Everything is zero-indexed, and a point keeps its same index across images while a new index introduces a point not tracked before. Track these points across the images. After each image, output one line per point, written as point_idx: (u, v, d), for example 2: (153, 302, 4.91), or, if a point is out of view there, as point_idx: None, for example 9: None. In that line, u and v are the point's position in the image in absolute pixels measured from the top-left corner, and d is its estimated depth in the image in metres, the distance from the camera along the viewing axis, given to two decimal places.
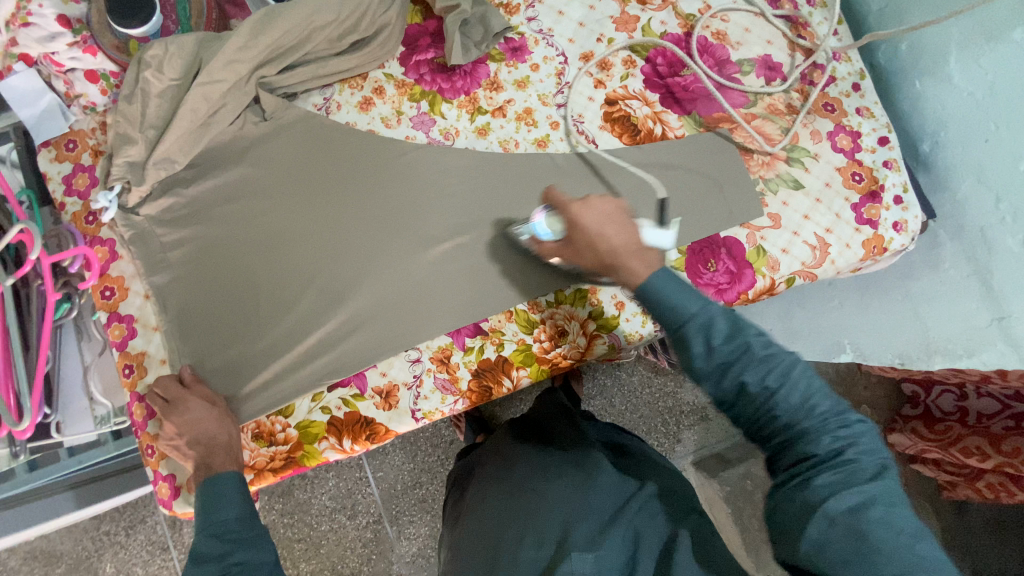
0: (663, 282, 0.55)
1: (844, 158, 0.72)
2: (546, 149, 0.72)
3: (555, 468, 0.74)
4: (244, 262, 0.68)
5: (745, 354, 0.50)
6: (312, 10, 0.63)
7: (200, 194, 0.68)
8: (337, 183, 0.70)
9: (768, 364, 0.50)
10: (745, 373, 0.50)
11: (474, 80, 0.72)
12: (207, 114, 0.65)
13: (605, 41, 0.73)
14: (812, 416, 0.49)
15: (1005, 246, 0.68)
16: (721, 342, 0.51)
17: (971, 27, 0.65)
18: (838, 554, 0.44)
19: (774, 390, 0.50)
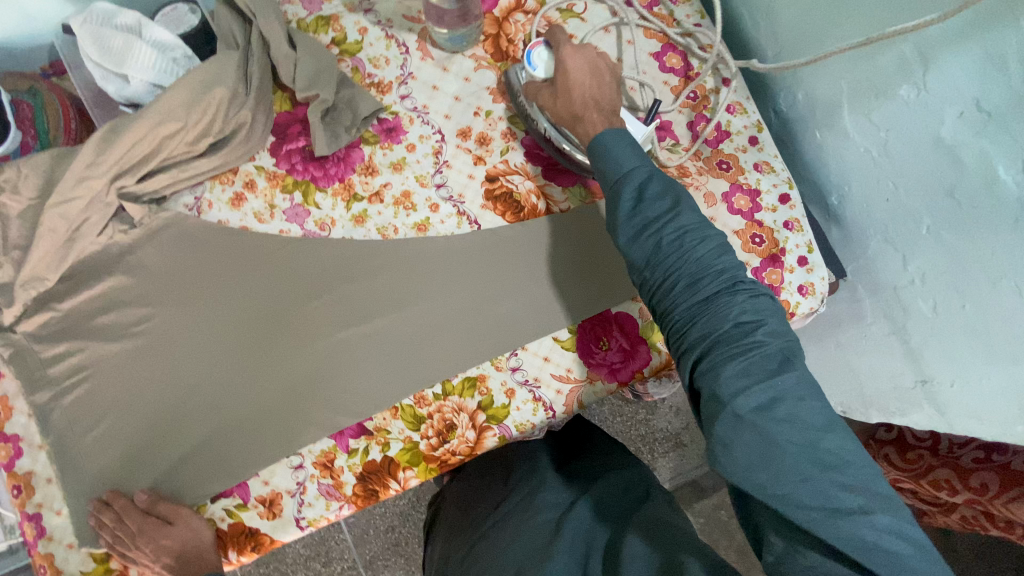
0: (609, 138, 0.57)
1: (741, 221, 0.68)
2: (427, 233, 0.69)
3: (499, 506, 0.77)
4: (123, 374, 0.67)
5: (663, 215, 0.53)
6: (156, 120, 0.61)
7: (75, 307, 0.67)
8: (216, 284, 0.68)
9: (686, 227, 0.52)
10: (662, 233, 0.52)
11: (348, 166, 0.69)
12: (69, 230, 0.64)
13: (482, 114, 0.70)
14: (721, 282, 0.50)
15: (917, 309, 0.63)
16: (647, 202, 0.53)
17: (858, 81, 0.59)
18: (744, 450, 0.45)
19: (687, 252, 0.51)
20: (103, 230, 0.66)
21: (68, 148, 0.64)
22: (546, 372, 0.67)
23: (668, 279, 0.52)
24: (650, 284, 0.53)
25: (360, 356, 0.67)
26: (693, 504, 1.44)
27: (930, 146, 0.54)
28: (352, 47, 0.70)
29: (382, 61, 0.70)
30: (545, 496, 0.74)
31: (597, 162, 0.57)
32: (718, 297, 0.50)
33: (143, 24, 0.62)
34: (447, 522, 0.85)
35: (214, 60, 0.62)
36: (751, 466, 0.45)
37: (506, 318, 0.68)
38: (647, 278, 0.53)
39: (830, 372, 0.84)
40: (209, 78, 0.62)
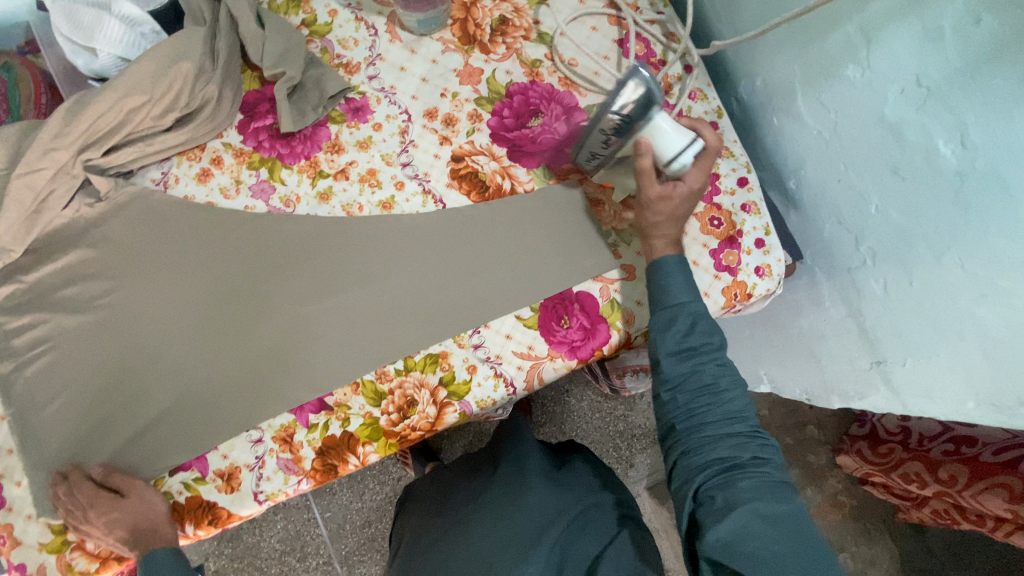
0: (672, 265, 0.62)
1: (700, 203, 0.69)
2: (392, 211, 0.70)
3: (479, 501, 0.82)
4: (85, 345, 0.67)
5: (708, 349, 0.61)
6: (121, 93, 0.62)
7: (40, 280, 0.67)
8: (180, 259, 0.68)
9: (721, 366, 0.61)
10: (706, 366, 0.60)
11: (315, 144, 0.70)
12: (35, 202, 0.65)
13: (449, 96, 0.71)
14: (745, 420, 0.60)
15: (871, 290, 0.64)
16: (698, 333, 0.61)
17: (808, 65, 0.60)
18: (751, 546, 0.53)
19: (722, 388, 0.60)
20: (69, 202, 0.66)
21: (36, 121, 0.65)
22: (507, 349, 0.68)
23: (702, 406, 0.60)
24: (678, 401, 0.61)
25: (321, 332, 0.68)
26: (668, 501, 1.46)
27: (876, 124, 0.55)
28: (322, 28, 0.71)
29: (350, 42, 0.71)
30: (531, 498, 0.79)
31: (651, 281, 0.63)
32: (739, 429, 0.59)
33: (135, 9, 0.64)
34: (422, 507, 0.90)
35: (182, 36, 0.63)
36: (752, 561, 0.53)
37: (469, 295, 0.69)
38: (679, 396, 0.61)
39: (794, 360, 0.85)
40: (177, 53, 0.63)
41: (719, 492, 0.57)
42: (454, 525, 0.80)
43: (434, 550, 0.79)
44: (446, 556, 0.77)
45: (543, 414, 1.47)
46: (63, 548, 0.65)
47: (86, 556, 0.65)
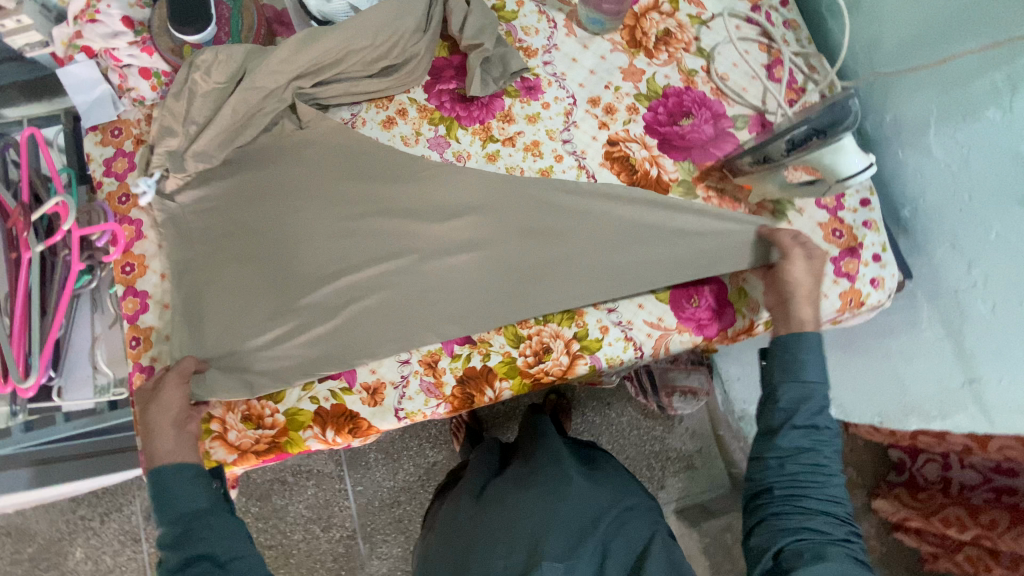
0: (812, 343, 0.64)
1: (826, 215, 0.77)
2: (550, 178, 0.77)
3: (521, 485, 0.81)
4: (251, 255, 0.72)
5: (826, 434, 0.62)
6: (350, 35, 0.71)
7: (223, 188, 0.73)
8: (346, 189, 0.74)
9: (831, 455, 0.62)
10: (824, 448, 0.61)
11: (490, 112, 0.78)
12: (241, 117, 0.71)
13: (612, 88, 0.80)
14: (837, 510, 0.61)
15: (976, 310, 0.71)
16: (824, 415, 0.62)
17: (948, 106, 0.70)
18: None
19: (827, 471, 0.61)
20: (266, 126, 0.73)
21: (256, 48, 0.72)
22: (638, 317, 0.73)
23: (804, 480, 0.60)
24: (783, 470, 0.61)
25: (482, 283, 0.72)
26: (701, 524, 1.37)
27: (1008, 159, 0.63)
28: (509, 15, 0.81)
29: (532, 31, 0.81)
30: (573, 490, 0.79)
31: (788, 349, 0.64)
32: (834, 517, 0.60)
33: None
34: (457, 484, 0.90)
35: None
36: None
37: (630, 272, 0.72)
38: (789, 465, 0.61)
39: (869, 382, 0.91)
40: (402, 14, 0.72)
41: (806, 562, 0.56)
42: (494, 503, 0.80)
43: (471, 523, 0.79)
44: (483, 532, 0.77)
45: (582, 423, 1.45)
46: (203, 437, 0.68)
47: (225, 447, 0.68)
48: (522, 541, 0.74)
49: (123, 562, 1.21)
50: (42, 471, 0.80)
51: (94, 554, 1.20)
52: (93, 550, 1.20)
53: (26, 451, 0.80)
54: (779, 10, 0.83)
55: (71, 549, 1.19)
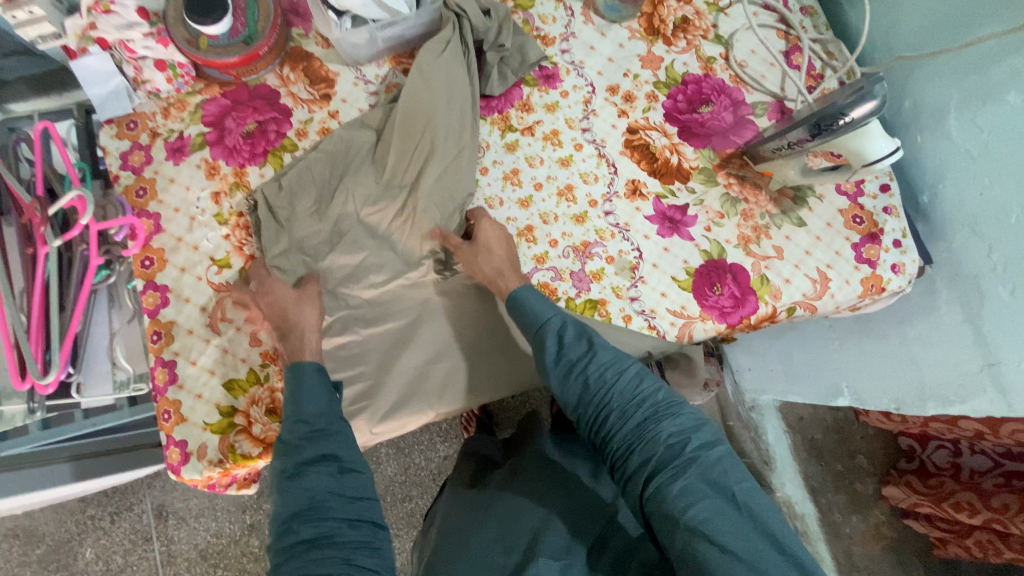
0: (527, 294, 0.67)
1: (846, 201, 0.77)
2: (570, 167, 0.77)
3: (521, 475, 0.77)
4: (412, 406, 0.70)
5: (585, 355, 0.62)
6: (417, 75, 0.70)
7: (344, 312, 0.71)
8: (497, 359, 0.73)
9: (602, 366, 0.61)
10: (586, 369, 0.61)
11: (508, 101, 0.78)
12: (347, 224, 0.71)
13: (631, 76, 0.80)
14: (644, 408, 0.59)
15: (995, 294, 0.71)
16: (571, 339, 0.63)
17: (968, 91, 0.70)
18: (720, 521, 0.51)
19: (610, 380, 0.60)
20: (372, 228, 0.72)
21: (324, 147, 0.71)
22: (662, 306, 0.73)
23: (612, 407, 0.60)
24: (573, 391, 0.61)
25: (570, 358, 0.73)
26: None
27: None
28: (526, 3, 0.80)
29: (549, 19, 0.80)
30: (573, 482, 0.75)
31: (517, 312, 0.66)
32: (647, 422, 0.58)
33: (408, 11, 0.71)
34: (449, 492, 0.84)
35: (420, 56, 0.70)
36: (705, 520, 0.51)
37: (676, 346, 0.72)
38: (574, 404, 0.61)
39: (886, 367, 0.90)
40: (426, 70, 0.70)
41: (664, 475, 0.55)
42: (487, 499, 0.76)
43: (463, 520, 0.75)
44: (476, 524, 0.72)
45: None
46: (228, 430, 0.68)
47: (250, 440, 0.68)
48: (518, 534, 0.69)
49: (136, 558, 1.19)
50: (79, 466, 0.88)
51: (105, 552, 1.19)
52: (104, 549, 1.19)
53: (62, 447, 0.87)
54: None
55: (81, 548, 1.19)
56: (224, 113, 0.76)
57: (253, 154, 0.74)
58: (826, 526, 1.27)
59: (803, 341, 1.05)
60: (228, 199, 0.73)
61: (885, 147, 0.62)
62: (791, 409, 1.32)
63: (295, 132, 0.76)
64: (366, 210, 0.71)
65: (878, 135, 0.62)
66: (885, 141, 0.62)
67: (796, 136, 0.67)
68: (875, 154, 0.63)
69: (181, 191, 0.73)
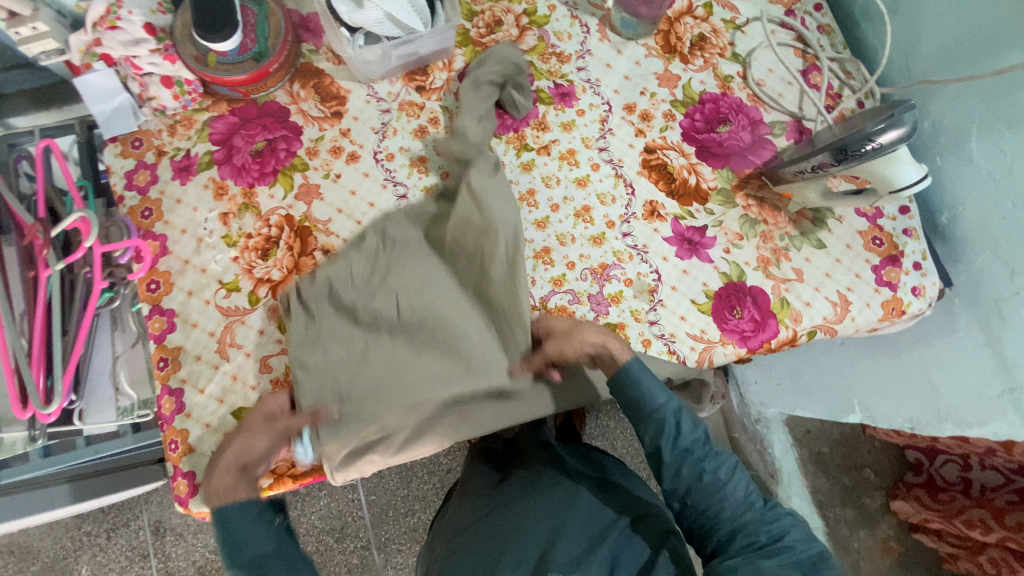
0: (640, 370, 0.65)
1: (865, 223, 0.76)
2: (586, 188, 0.75)
3: (531, 491, 0.77)
4: (428, 434, 0.67)
5: (703, 449, 0.67)
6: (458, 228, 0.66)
7: None
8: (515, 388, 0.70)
9: (714, 462, 0.66)
10: (703, 463, 0.66)
11: (524, 119, 0.76)
12: (381, 330, 0.65)
13: (648, 95, 0.78)
14: (749, 505, 0.66)
15: (1017, 319, 0.71)
16: (687, 434, 0.66)
17: (991, 115, 0.69)
18: None
19: (724, 481, 0.66)
20: (408, 336, 0.65)
21: (365, 245, 0.69)
22: (681, 329, 0.72)
23: (714, 502, 0.65)
24: (685, 480, 0.66)
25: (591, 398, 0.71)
26: None
27: None
28: (541, 19, 0.79)
29: (565, 35, 0.79)
30: (584, 496, 0.74)
31: (632, 388, 0.65)
32: (747, 510, 0.65)
33: (424, 30, 0.70)
34: (456, 503, 0.84)
35: (471, 174, 0.67)
36: None
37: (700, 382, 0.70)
38: (680, 486, 0.67)
39: (901, 386, 0.90)
40: (479, 186, 0.65)
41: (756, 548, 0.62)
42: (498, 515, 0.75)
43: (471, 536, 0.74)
44: (488, 541, 0.72)
45: (595, 427, 1.27)
46: None
47: None
48: (528, 552, 0.68)
49: None
50: (76, 487, 0.84)
51: (101, 570, 1.16)
52: (99, 567, 1.16)
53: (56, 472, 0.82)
54: (813, 14, 0.82)
55: (76, 565, 1.16)
56: (232, 131, 0.74)
57: (262, 173, 0.72)
58: (834, 541, 1.26)
59: (813, 357, 1.04)
60: (237, 221, 0.71)
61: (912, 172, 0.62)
62: (798, 422, 1.31)
63: (323, 242, 0.72)
64: (406, 308, 0.65)
65: (905, 160, 0.62)
66: (911, 165, 0.61)
67: (816, 161, 0.66)
68: (901, 179, 0.62)
69: (188, 212, 0.71)
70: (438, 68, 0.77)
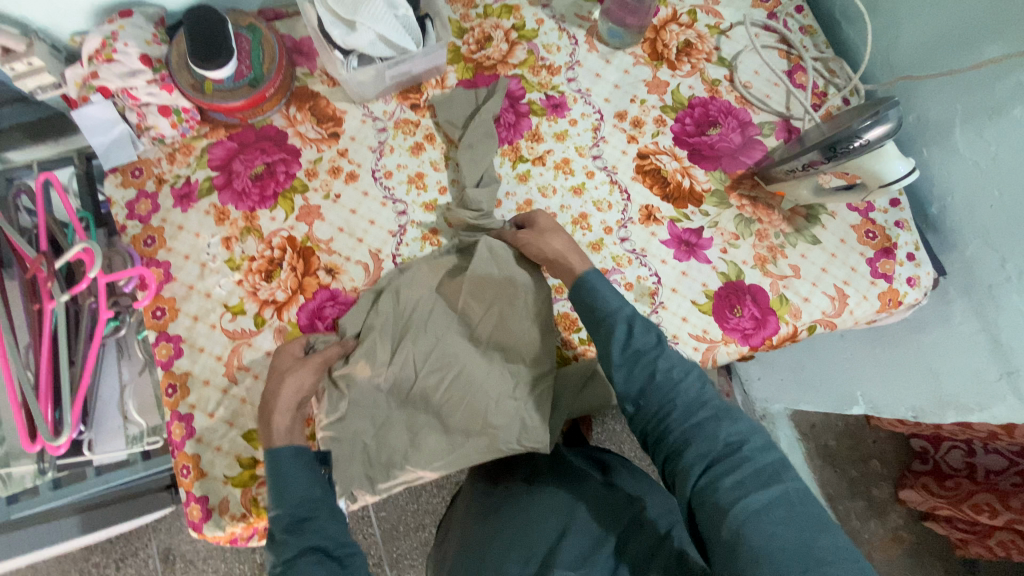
0: (596, 278, 0.63)
1: (857, 217, 0.77)
2: (583, 195, 0.77)
3: (539, 485, 0.77)
4: (431, 440, 0.67)
5: (652, 349, 0.58)
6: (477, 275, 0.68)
7: None
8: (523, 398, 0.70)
9: (669, 363, 0.57)
10: (655, 363, 0.57)
11: (518, 131, 0.78)
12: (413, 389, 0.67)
13: (638, 102, 0.80)
14: (708, 410, 0.55)
15: (1010, 303, 0.72)
16: (636, 333, 0.59)
17: (972, 107, 0.71)
18: (780, 512, 0.47)
19: (677, 381, 0.56)
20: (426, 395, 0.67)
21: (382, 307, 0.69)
22: (684, 331, 0.73)
23: (666, 407, 0.55)
24: (638, 381, 0.57)
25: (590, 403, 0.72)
26: None
27: None
28: (529, 33, 0.81)
29: (554, 48, 0.81)
30: (587, 487, 0.74)
31: (587, 299, 0.62)
32: (709, 419, 0.54)
33: (415, 49, 0.71)
34: (466, 503, 0.84)
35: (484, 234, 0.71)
36: (774, 518, 0.47)
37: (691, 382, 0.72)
38: (630, 397, 0.57)
39: (902, 376, 0.90)
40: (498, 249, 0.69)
41: (722, 461, 0.51)
42: (507, 511, 0.75)
43: (479, 532, 0.75)
44: (494, 536, 0.72)
45: (601, 431, 1.27)
46: (250, 483, 0.66)
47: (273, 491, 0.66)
48: (534, 550, 0.68)
49: None
50: (88, 517, 0.84)
51: None
52: None
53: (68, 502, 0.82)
54: (795, 17, 0.84)
55: None
56: (231, 156, 0.74)
57: (262, 197, 0.73)
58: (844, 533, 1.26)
59: (813, 351, 1.05)
60: (240, 244, 0.72)
61: (900, 167, 0.63)
62: (803, 416, 1.31)
63: (348, 287, 0.72)
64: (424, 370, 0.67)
65: (893, 155, 0.63)
66: (899, 159, 0.63)
67: (808, 160, 0.68)
68: (889, 173, 0.63)
69: (190, 238, 0.72)
70: (431, 85, 0.79)
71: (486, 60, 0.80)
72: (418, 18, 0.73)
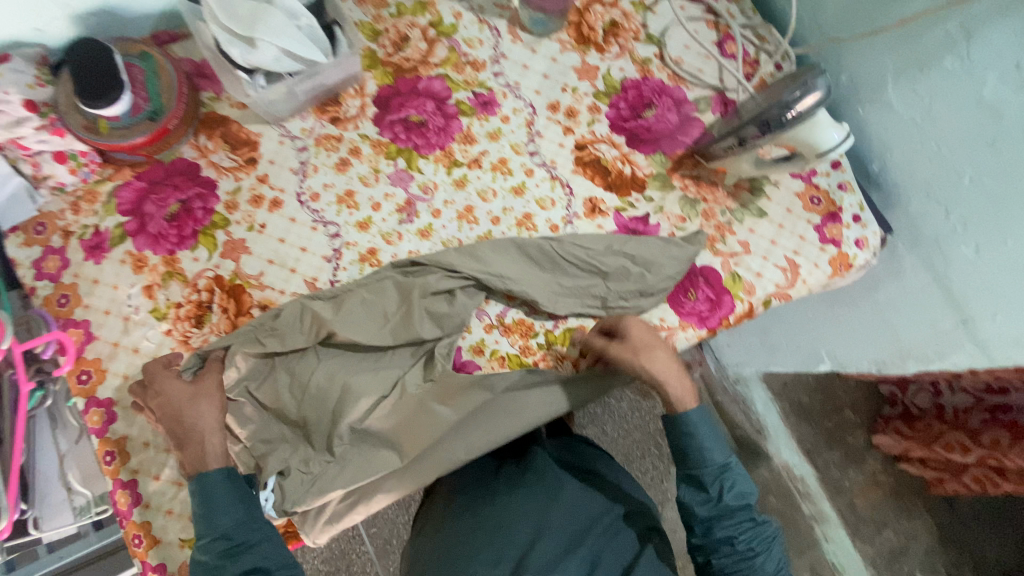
0: (700, 422, 0.68)
1: (801, 184, 0.77)
2: (524, 195, 0.74)
3: (518, 485, 0.75)
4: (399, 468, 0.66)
5: (739, 514, 0.66)
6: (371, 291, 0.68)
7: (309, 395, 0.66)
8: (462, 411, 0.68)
9: (746, 505, 0.67)
10: (739, 532, 0.66)
11: (448, 135, 0.74)
12: (320, 426, 0.65)
13: (569, 90, 0.77)
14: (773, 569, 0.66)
15: (959, 254, 0.73)
16: (730, 495, 0.66)
17: (902, 62, 0.70)
18: None
19: (756, 553, 0.65)
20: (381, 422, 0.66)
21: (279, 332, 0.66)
22: (640, 322, 0.72)
23: (739, 568, 0.65)
24: (714, 537, 0.66)
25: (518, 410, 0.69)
26: None
27: (973, 106, 0.64)
28: (448, 29, 0.77)
29: (476, 42, 0.77)
30: (566, 491, 0.73)
31: (687, 440, 0.67)
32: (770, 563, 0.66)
33: (326, 60, 0.66)
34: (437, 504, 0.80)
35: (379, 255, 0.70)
36: None
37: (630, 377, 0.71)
38: (710, 542, 0.66)
39: (862, 333, 0.91)
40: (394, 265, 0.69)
41: None
42: (483, 513, 0.73)
43: (449, 534, 0.72)
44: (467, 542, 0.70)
45: (582, 416, 1.26)
46: None
47: None
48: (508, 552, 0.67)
49: None
50: None
51: None
52: None
53: None
54: None
55: None
56: (141, 198, 0.69)
57: (181, 237, 0.68)
58: (827, 484, 1.29)
59: (778, 316, 1.05)
60: (163, 291, 0.67)
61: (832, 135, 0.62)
62: (774, 376, 1.29)
63: None
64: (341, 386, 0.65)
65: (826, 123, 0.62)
66: (834, 127, 0.62)
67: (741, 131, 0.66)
68: (824, 142, 0.62)
69: (108, 291, 0.67)
70: (350, 95, 0.74)
71: (405, 63, 0.75)
72: (325, 26, 0.68)
